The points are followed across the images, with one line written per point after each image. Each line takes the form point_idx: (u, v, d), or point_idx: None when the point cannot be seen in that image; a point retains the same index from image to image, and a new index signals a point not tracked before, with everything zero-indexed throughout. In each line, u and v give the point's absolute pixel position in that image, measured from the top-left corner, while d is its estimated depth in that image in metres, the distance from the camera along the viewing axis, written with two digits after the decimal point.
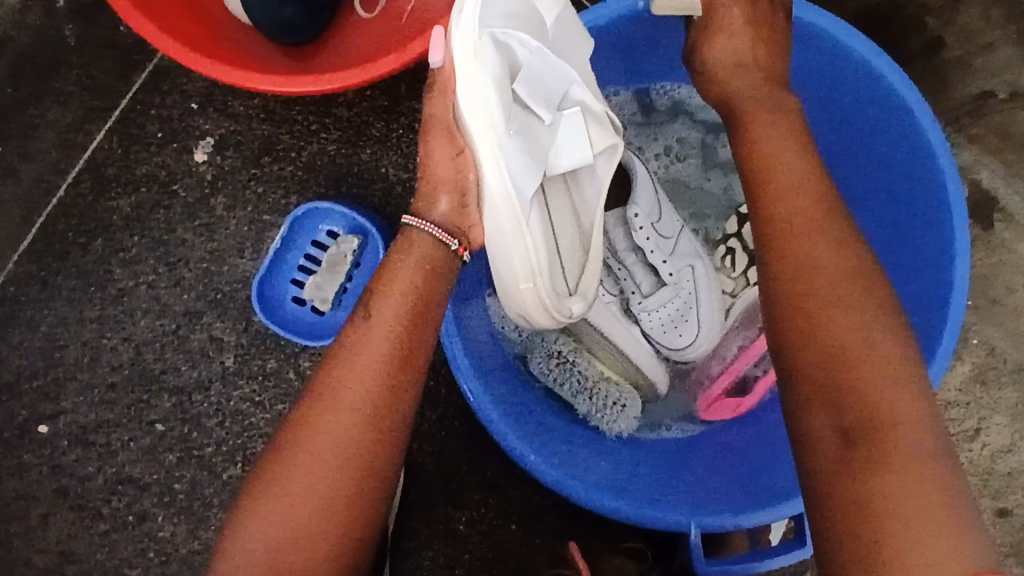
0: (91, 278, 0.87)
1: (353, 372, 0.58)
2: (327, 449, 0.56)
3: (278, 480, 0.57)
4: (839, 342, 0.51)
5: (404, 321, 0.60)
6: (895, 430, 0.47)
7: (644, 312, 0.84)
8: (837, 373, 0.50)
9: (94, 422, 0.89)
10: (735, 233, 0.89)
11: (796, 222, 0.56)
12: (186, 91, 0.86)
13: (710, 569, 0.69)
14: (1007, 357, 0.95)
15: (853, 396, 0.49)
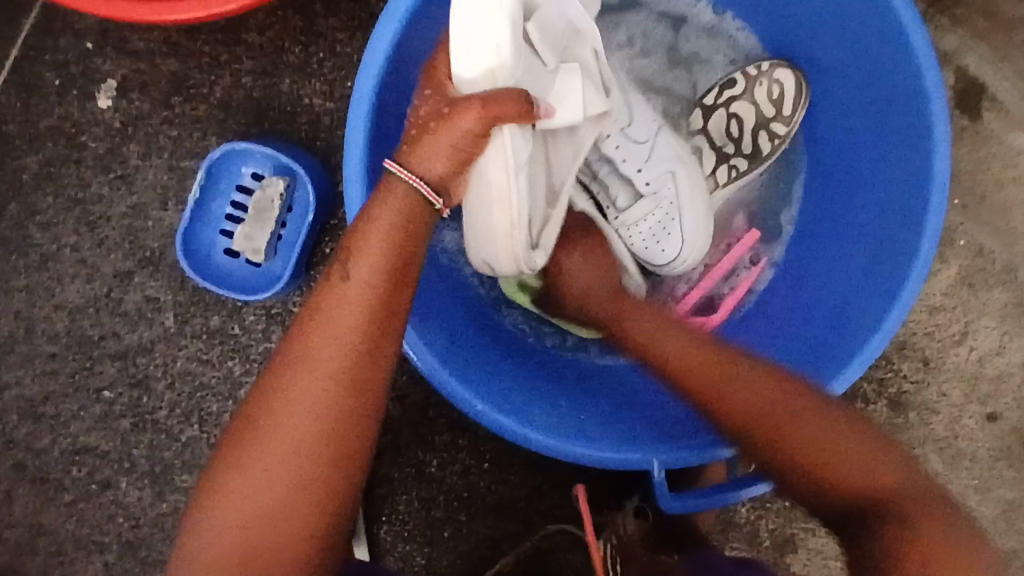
0: (12, 245, 0.81)
1: (321, 339, 0.49)
2: (295, 422, 0.49)
3: (239, 467, 0.49)
4: (722, 390, 0.58)
5: (384, 280, 0.51)
6: (788, 411, 0.54)
7: (622, 228, 0.77)
8: (731, 399, 0.57)
9: (41, 394, 0.84)
10: (702, 130, 0.81)
11: (646, 333, 0.67)
12: (80, 31, 0.78)
13: (676, 504, 0.66)
14: (997, 257, 0.89)
15: (764, 411, 0.55)
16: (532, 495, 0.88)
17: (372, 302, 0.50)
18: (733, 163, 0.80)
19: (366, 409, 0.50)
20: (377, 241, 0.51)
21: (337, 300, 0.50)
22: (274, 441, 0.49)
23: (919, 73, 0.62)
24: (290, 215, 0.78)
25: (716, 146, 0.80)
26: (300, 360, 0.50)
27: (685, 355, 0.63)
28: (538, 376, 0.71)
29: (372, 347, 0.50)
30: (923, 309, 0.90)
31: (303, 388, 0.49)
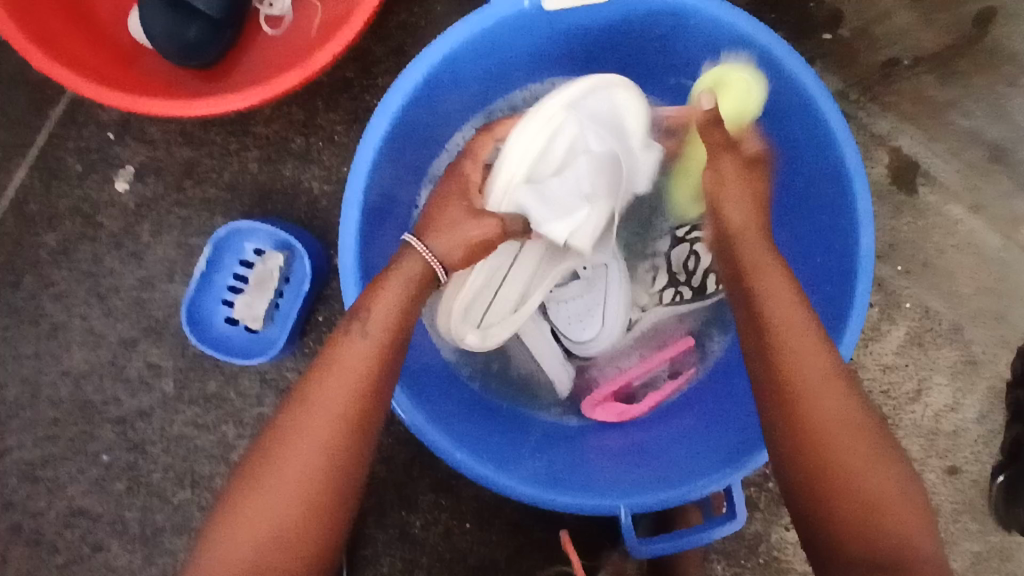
0: (24, 314, 0.87)
1: (333, 377, 0.56)
2: (298, 452, 0.53)
3: (238, 512, 0.52)
4: (833, 414, 0.54)
5: (390, 339, 0.59)
6: (875, 469, 0.52)
7: (554, 302, 0.83)
8: (831, 424, 0.54)
9: (40, 457, 0.87)
10: (663, 253, 0.85)
11: (756, 261, 0.63)
12: (102, 122, 0.86)
13: (650, 548, 0.69)
14: (942, 318, 0.97)
15: (834, 410, 0.54)
16: (515, 555, 0.91)
17: (378, 358, 0.57)
18: (679, 289, 0.83)
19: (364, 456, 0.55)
20: (386, 305, 0.59)
21: (345, 352, 0.57)
22: (276, 485, 0.52)
23: (833, 136, 0.69)
24: (287, 286, 0.85)
25: (670, 270, 0.84)
26: (305, 407, 0.55)
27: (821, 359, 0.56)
28: (519, 442, 0.74)
29: (375, 396, 0.56)
30: (877, 368, 0.96)
31: (302, 436, 0.54)
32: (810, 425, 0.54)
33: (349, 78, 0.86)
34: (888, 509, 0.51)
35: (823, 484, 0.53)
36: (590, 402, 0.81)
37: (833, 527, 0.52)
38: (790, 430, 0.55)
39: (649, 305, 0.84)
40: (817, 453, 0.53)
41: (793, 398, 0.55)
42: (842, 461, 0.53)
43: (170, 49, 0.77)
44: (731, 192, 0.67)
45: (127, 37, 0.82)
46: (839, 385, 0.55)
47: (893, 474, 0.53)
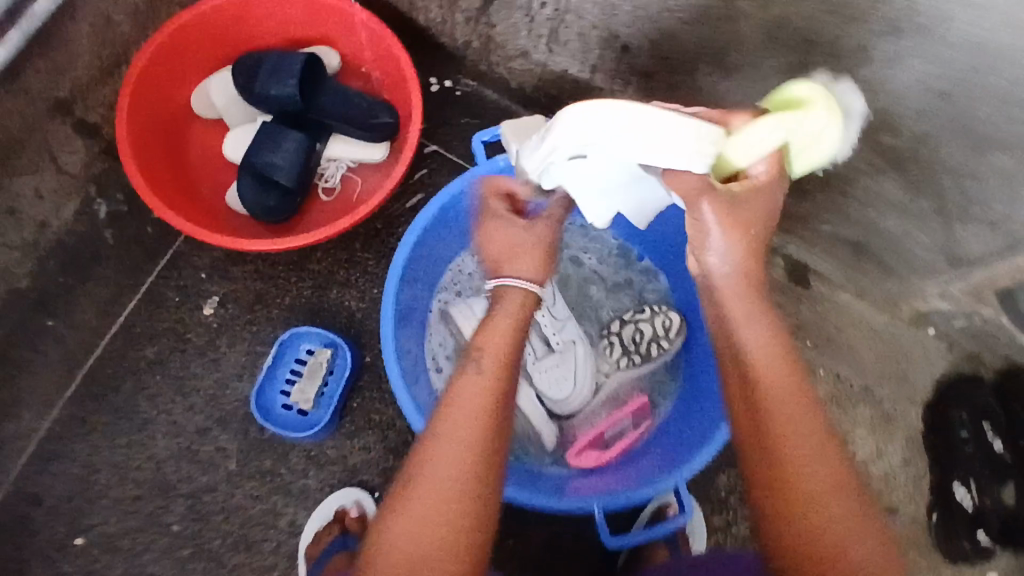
0: (122, 411, 1.10)
1: (455, 412, 0.69)
2: (449, 476, 0.65)
3: (399, 518, 0.64)
4: (795, 462, 0.64)
5: (503, 367, 0.73)
6: (836, 520, 0.62)
7: (538, 372, 1.08)
8: (787, 479, 0.64)
9: (121, 529, 1.07)
10: (617, 331, 1.10)
11: (758, 347, 0.68)
12: (196, 265, 1.15)
13: (615, 542, 0.89)
14: (852, 382, 1.21)
15: (817, 494, 0.63)
16: None
17: (496, 381, 0.71)
18: (631, 358, 1.08)
19: (494, 460, 0.67)
20: (497, 336, 0.75)
21: (462, 387, 0.71)
22: (428, 498, 0.64)
23: None
24: (331, 377, 1.09)
25: (625, 344, 1.09)
26: (441, 431, 0.67)
27: (784, 393, 0.66)
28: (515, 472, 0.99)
29: (499, 412, 0.70)
30: None
31: (466, 448, 0.66)
32: (774, 476, 0.64)
33: (379, 227, 1.17)
34: (843, 552, 0.62)
35: (787, 537, 0.63)
36: (573, 451, 1.03)
37: (790, 568, 0.63)
38: (772, 522, 0.64)
39: (611, 371, 1.09)
40: (781, 505, 0.64)
41: (785, 498, 0.64)
42: (815, 554, 0.62)
43: (256, 209, 1.09)
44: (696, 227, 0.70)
45: (225, 207, 1.15)
46: (827, 483, 0.63)
47: (852, 514, 0.63)
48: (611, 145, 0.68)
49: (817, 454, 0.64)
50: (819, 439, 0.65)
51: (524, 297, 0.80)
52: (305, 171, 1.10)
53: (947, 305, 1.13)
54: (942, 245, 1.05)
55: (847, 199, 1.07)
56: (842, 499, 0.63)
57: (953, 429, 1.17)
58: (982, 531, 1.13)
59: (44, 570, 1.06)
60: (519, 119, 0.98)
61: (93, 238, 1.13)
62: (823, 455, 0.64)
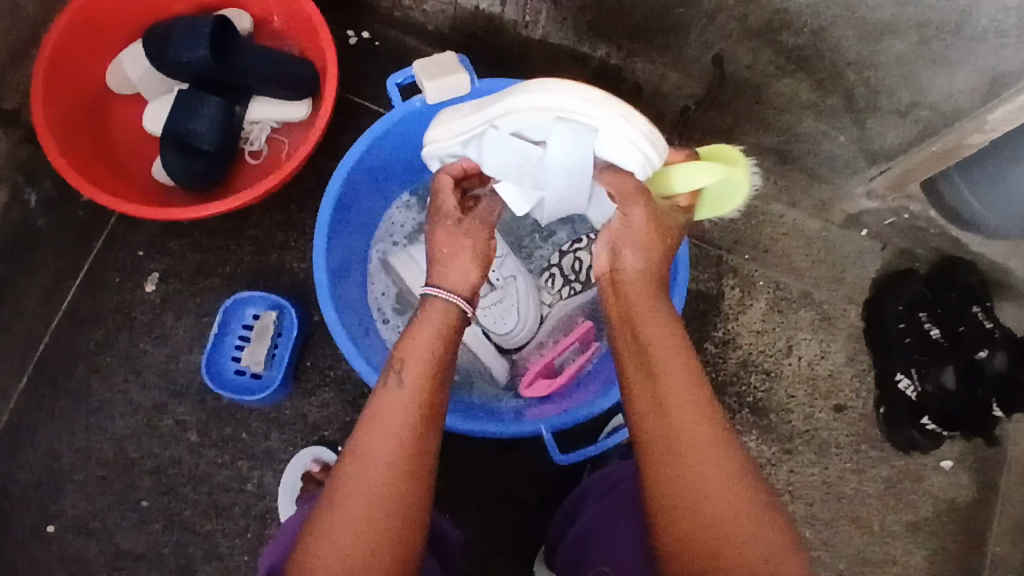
0: (77, 396, 1.11)
1: (381, 419, 0.69)
2: (370, 489, 0.66)
3: (331, 530, 0.65)
4: (691, 442, 0.66)
5: (424, 377, 0.73)
6: (720, 501, 0.64)
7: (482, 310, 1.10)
8: (671, 459, 0.66)
9: (91, 512, 1.08)
10: (557, 262, 1.12)
11: (659, 327, 0.74)
12: (133, 243, 1.14)
13: (568, 458, 0.91)
14: (791, 288, 1.22)
15: (687, 442, 0.66)
16: (488, 535, 1.09)
17: (418, 393, 0.72)
18: (572, 286, 1.10)
19: (424, 469, 0.68)
20: (417, 345, 0.75)
21: (384, 400, 0.71)
22: (359, 514, 0.65)
23: None
24: (281, 338, 1.10)
25: (563, 273, 1.11)
26: (366, 441, 0.68)
27: (680, 382, 0.69)
28: (470, 410, 1.01)
29: (425, 424, 0.70)
30: (751, 334, 1.20)
31: (388, 454, 0.67)
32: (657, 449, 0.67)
33: (312, 186, 1.17)
34: (707, 503, 0.64)
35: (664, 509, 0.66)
36: (525, 383, 1.06)
37: (661, 522, 0.66)
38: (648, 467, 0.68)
39: (554, 301, 1.11)
40: (660, 475, 0.67)
41: (662, 449, 0.67)
42: (683, 498, 0.65)
43: (183, 178, 1.09)
44: (631, 214, 0.79)
45: (156, 183, 1.15)
46: (700, 430, 0.67)
47: (734, 496, 0.65)
48: (579, 126, 0.73)
49: (698, 400, 0.69)
50: (713, 426, 0.67)
51: (451, 306, 0.80)
52: (227, 134, 1.10)
53: (876, 203, 1.19)
54: (858, 141, 1.08)
55: (763, 106, 1.08)
56: (731, 484, 0.65)
57: (889, 322, 1.19)
58: (925, 416, 1.14)
59: (19, 561, 1.07)
60: (438, 70, 0.96)
61: (26, 227, 1.13)
62: (701, 401, 0.69)
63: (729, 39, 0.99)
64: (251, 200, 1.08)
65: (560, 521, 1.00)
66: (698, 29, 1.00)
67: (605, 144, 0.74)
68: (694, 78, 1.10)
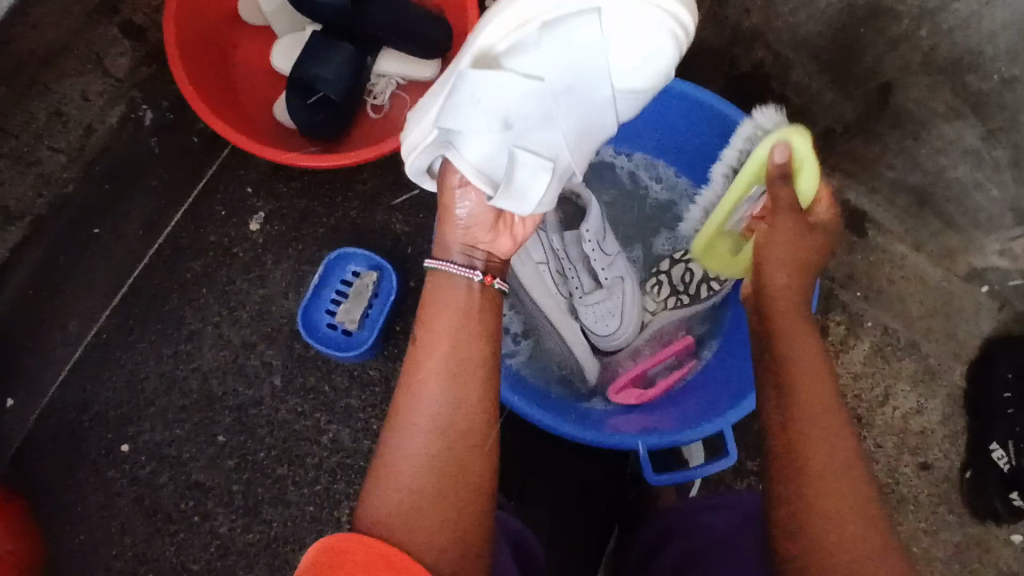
0: (168, 323, 1.12)
1: (424, 379, 0.64)
2: (416, 450, 0.61)
3: (385, 492, 0.60)
4: (807, 433, 0.67)
5: (462, 334, 0.65)
6: (840, 483, 0.64)
7: (583, 306, 1.07)
8: (793, 403, 0.68)
9: (167, 438, 1.10)
10: (665, 270, 1.08)
11: (784, 307, 0.77)
12: (242, 179, 1.13)
13: (657, 479, 0.90)
14: (900, 335, 1.15)
15: (813, 428, 0.67)
16: (550, 532, 1.08)
17: (469, 344, 0.65)
18: (679, 297, 1.06)
19: (481, 424, 0.63)
20: (450, 306, 0.67)
21: (429, 353, 0.65)
22: (406, 472, 0.61)
23: None
24: (376, 299, 1.08)
25: (672, 283, 1.07)
26: (416, 395, 0.63)
27: (811, 358, 0.71)
28: (559, 406, 0.97)
29: (476, 378, 0.64)
30: (850, 376, 1.15)
31: (441, 411, 0.62)
32: (802, 401, 0.68)
33: None
34: (835, 490, 0.64)
35: (795, 454, 0.66)
36: (615, 387, 1.04)
37: (797, 520, 0.64)
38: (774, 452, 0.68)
39: (657, 310, 1.09)
40: (794, 457, 0.66)
41: (785, 432, 0.68)
42: (803, 489, 0.65)
43: (306, 123, 1.07)
44: (825, 216, 0.83)
45: (272, 122, 1.14)
46: (824, 422, 0.67)
47: (857, 493, 0.64)
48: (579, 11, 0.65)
49: (821, 387, 0.69)
50: (830, 418, 0.67)
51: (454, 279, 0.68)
52: (355, 84, 1.07)
53: (1005, 263, 1.13)
54: (1011, 197, 1.10)
55: (918, 145, 1.10)
56: (851, 449, 0.66)
57: (993, 388, 1.12)
58: (1016, 492, 1.09)
59: (91, 474, 1.09)
60: None
61: (140, 146, 1.12)
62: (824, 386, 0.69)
63: (906, 70, 1.08)
64: (370, 157, 1.04)
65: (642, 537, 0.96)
66: (873, 53, 1.09)
67: (621, 18, 0.66)
68: (851, 101, 1.09)
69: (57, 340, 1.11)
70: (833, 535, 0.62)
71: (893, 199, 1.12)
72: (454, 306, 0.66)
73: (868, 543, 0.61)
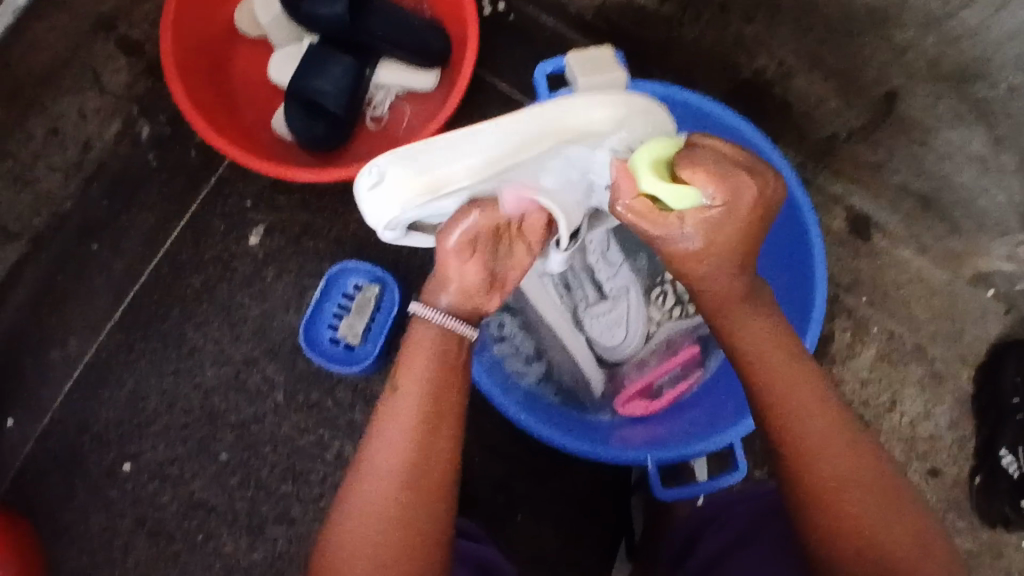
0: (168, 340, 1.11)
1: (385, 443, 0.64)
2: (376, 516, 0.62)
3: (345, 554, 0.62)
4: (839, 494, 0.63)
5: (427, 394, 0.65)
6: (890, 529, 0.62)
7: (589, 317, 1.06)
8: (810, 463, 0.64)
9: (170, 457, 1.09)
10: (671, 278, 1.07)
11: (760, 346, 0.67)
12: (241, 193, 1.12)
13: (667, 494, 0.90)
14: (906, 340, 1.14)
15: (844, 481, 0.63)
16: (560, 541, 1.09)
17: (431, 398, 0.65)
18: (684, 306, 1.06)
19: (439, 488, 0.64)
20: (417, 361, 0.66)
21: (393, 408, 0.65)
22: (365, 536, 0.62)
23: (788, 186, 0.91)
24: (378, 313, 1.07)
25: (677, 292, 1.06)
26: (376, 453, 0.64)
27: (786, 364, 0.67)
28: (566, 420, 0.96)
29: (438, 433, 0.64)
30: (856, 382, 1.14)
31: (402, 469, 0.62)
32: (812, 462, 0.64)
33: None
34: (882, 539, 0.62)
35: (802, 478, 0.64)
36: (622, 399, 1.03)
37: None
38: (812, 521, 0.64)
39: (662, 320, 1.07)
40: (835, 520, 0.63)
41: (821, 498, 0.63)
42: (860, 549, 0.61)
43: (304, 136, 1.05)
44: (762, 183, 0.60)
45: (270, 134, 1.12)
46: (851, 474, 0.63)
47: (910, 531, 0.62)
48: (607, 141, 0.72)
49: (833, 433, 0.65)
50: (856, 464, 0.64)
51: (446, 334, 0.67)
52: (353, 95, 1.05)
53: (1011, 267, 1.12)
54: (1016, 201, 1.09)
55: (924, 150, 1.09)
56: (861, 455, 0.65)
57: (1003, 393, 1.11)
58: None
59: (93, 495, 1.08)
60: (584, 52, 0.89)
61: (137, 161, 1.11)
62: (836, 430, 0.65)
63: (911, 79, 1.07)
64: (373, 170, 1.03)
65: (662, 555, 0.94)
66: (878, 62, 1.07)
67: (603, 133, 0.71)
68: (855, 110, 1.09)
69: (57, 360, 1.10)
70: (874, 543, 0.62)
71: (896, 203, 1.11)
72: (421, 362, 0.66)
73: (895, 538, 0.62)
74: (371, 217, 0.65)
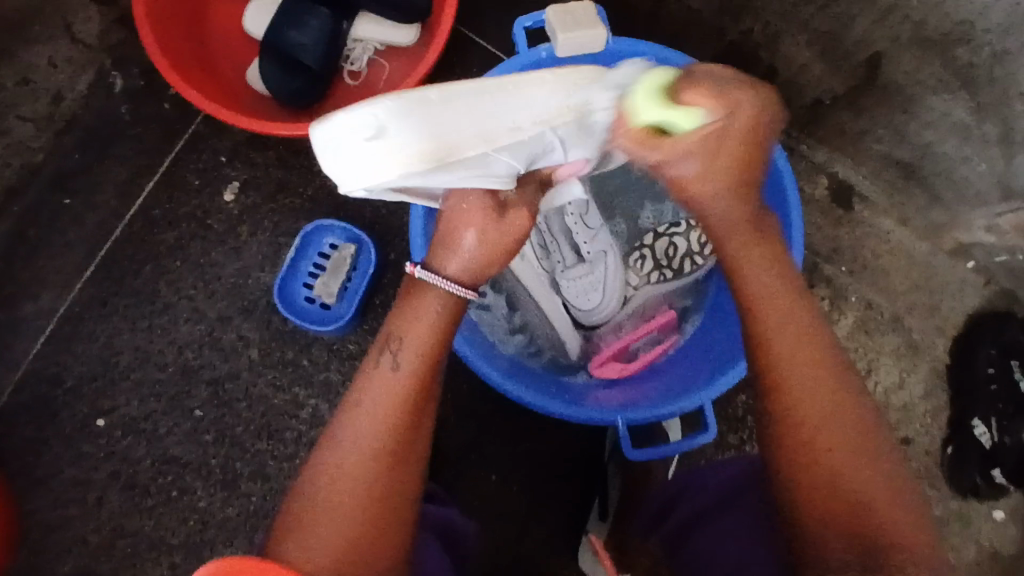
0: (143, 296, 1.09)
1: (373, 401, 0.65)
2: (356, 471, 0.63)
3: (319, 507, 0.62)
4: (832, 462, 0.63)
5: (422, 356, 0.67)
6: (876, 490, 0.62)
7: (566, 279, 1.06)
8: (812, 425, 0.64)
9: (143, 413, 1.09)
10: (649, 244, 1.06)
11: (762, 294, 0.69)
12: (216, 149, 1.10)
13: (637, 455, 0.90)
14: (883, 310, 1.15)
15: (836, 443, 0.64)
16: (530, 501, 1.09)
17: (416, 374, 0.66)
18: (662, 271, 1.05)
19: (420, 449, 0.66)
20: (415, 325, 0.68)
21: (378, 378, 0.66)
22: (343, 491, 0.62)
23: (767, 146, 0.89)
24: (354, 273, 1.06)
25: (655, 257, 1.05)
26: (355, 423, 0.64)
27: (781, 316, 0.68)
28: (538, 380, 0.95)
29: (417, 412, 0.66)
30: None
31: (378, 439, 0.64)
32: (806, 431, 0.64)
33: None
34: (864, 506, 0.62)
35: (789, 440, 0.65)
36: (597, 361, 1.03)
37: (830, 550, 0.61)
38: (798, 496, 0.64)
39: (641, 284, 1.06)
40: (819, 494, 0.63)
41: (809, 463, 0.64)
42: (848, 509, 0.62)
43: (279, 90, 1.03)
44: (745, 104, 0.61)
45: (247, 89, 1.10)
46: (841, 439, 0.64)
47: (896, 494, 0.63)
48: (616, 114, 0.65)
49: (831, 395, 0.65)
50: (850, 424, 0.64)
51: (448, 295, 0.69)
52: (331, 49, 1.03)
53: (991, 239, 1.11)
54: (998, 172, 1.03)
55: (906, 117, 1.03)
56: (850, 416, 0.65)
57: (977, 364, 1.13)
58: (994, 467, 1.12)
59: (67, 448, 1.08)
60: (565, 7, 0.87)
61: (110, 113, 1.09)
62: (832, 389, 0.66)
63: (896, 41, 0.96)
64: None
65: (637, 520, 0.95)
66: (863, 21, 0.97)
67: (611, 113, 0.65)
68: (840, 74, 1.04)
69: (28, 313, 1.09)
70: (858, 506, 0.62)
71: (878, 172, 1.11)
72: (419, 326, 0.67)
73: (882, 500, 0.62)
74: (401, 140, 0.53)
